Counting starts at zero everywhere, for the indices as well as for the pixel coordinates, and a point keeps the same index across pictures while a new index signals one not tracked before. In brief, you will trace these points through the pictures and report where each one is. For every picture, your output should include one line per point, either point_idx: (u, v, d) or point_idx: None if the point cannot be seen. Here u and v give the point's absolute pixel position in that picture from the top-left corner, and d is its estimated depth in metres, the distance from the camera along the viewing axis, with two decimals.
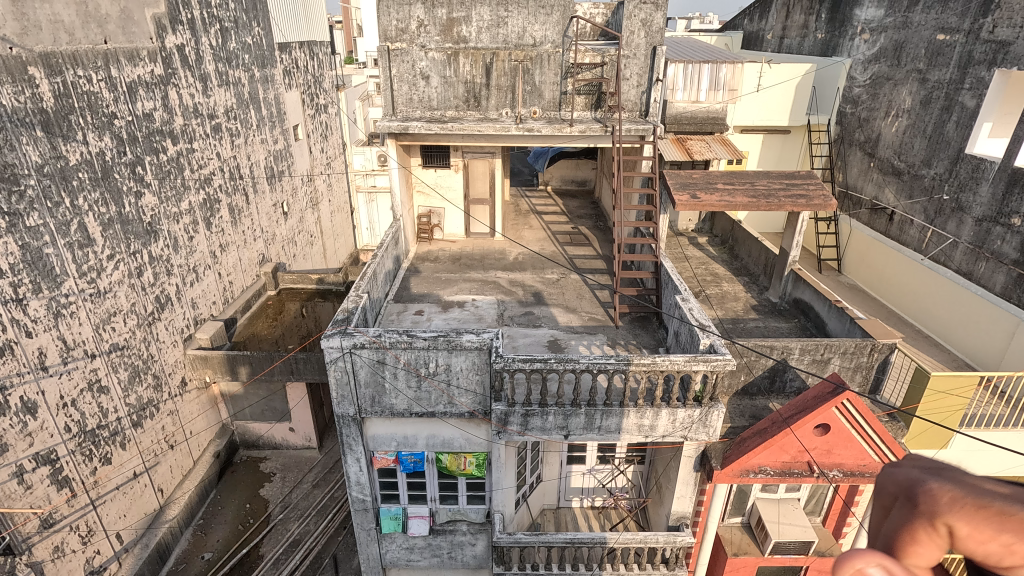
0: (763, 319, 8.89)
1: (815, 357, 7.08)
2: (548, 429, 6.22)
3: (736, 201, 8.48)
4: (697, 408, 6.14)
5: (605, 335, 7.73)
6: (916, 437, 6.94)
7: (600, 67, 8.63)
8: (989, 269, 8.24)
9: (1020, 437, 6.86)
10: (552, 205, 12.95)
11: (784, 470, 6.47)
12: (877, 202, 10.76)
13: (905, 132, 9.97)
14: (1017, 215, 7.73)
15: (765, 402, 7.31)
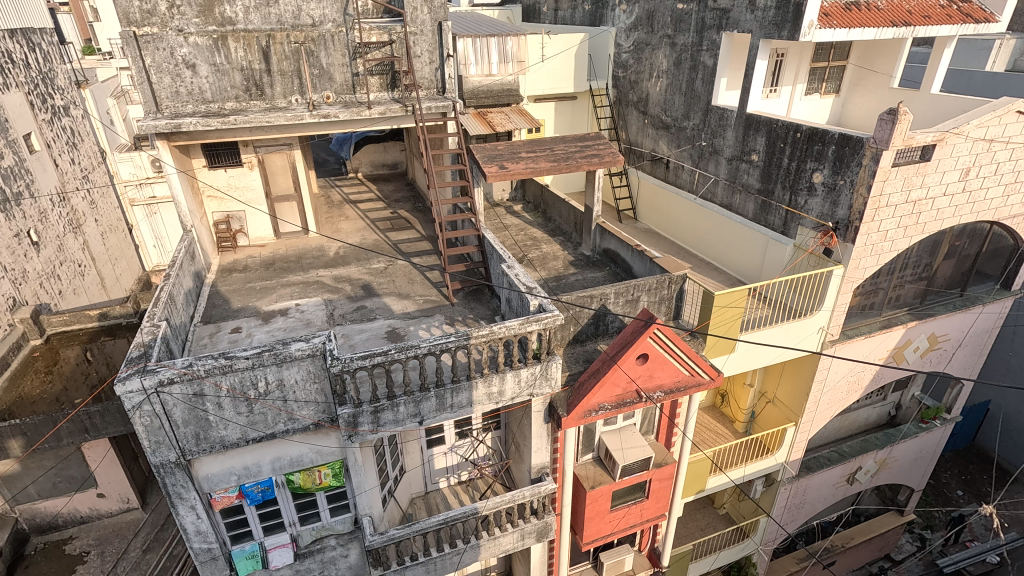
0: (581, 272, 9.69)
1: (627, 297, 7.92)
2: (401, 420, 6.09)
3: (540, 167, 9.03)
4: (538, 365, 6.53)
5: (442, 314, 7.76)
6: (712, 348, 8.26)
7: (388, 46, 8.38)
8: (742, 200, 9.95)
9: (780, 331, 8.52)
10: (366, 192, 12.42)
11: (619, 401, 7.24)
12: (657, 154, 12.03)
13: (666, 90, 11.37)
14: (755, 152, 9.39)
15: (594, 346, 8.06)
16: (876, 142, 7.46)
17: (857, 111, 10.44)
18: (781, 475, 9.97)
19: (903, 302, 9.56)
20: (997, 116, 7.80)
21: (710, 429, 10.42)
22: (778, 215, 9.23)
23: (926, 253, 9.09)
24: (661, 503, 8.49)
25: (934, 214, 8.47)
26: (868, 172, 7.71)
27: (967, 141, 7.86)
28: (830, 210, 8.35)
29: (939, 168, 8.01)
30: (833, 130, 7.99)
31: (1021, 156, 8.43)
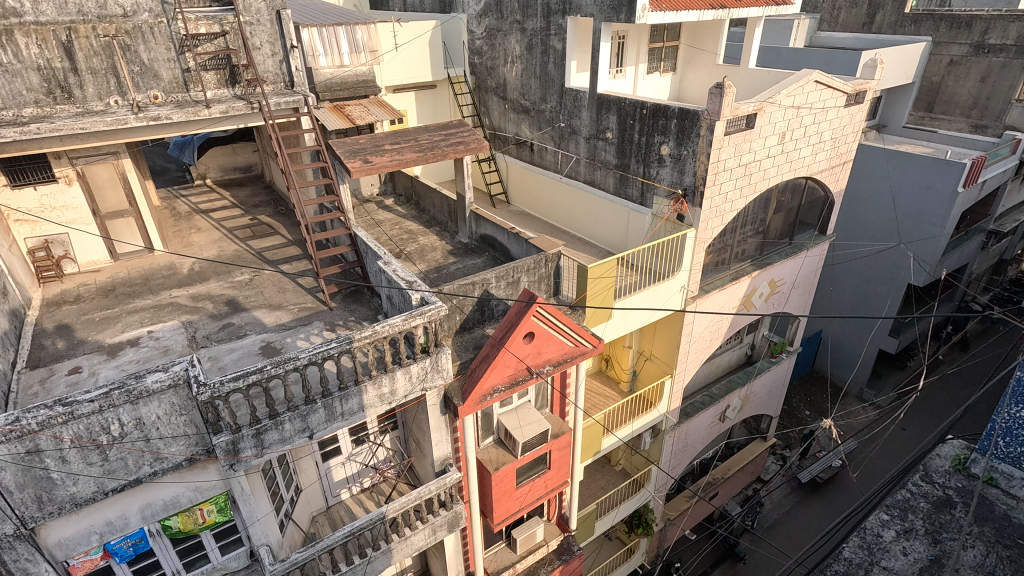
0: (460, 260, 9.69)
1: (508, 280, 8.06)
2: (288, 438, 5.71)
3: (406, 158, 8.83)
4: (427, 358, 6.44)
5: (321, 321, 7.36)
6: (592, 317, 8.72)
7: (221, 38, 7.65)
8: (603, 175, 10.50)
9: (649, 294, 9.17)
10: (218, 200, 11.32)
11: (512, 381, 7.43)
12: (520, 137, 12.33)
13: (522, 75, 11.60)
14: (610, 130, 9.96)
15: (481, 331, 8.13)
16: (709, 114, 8.26)
17: (692, 87, 11.47)
18: (665, 424, 10.86)
19: (746, 255, 10.77)
20: (801, 86, 9.00)
21: (599, 394, 11.00)
22: (636, 188, 9.90)
23: (760, 209, 10.30)
24: (563, 471, 8.88)
25: (762, 175, 9.60)
26: (705, 141, 8.53)
27: (780, 109, 8.98)
28: (679, 179, 9.13)
29: (762, 134, 9.07)
30: (673, 105, 8.73)
31: (822, 119, 9.82)
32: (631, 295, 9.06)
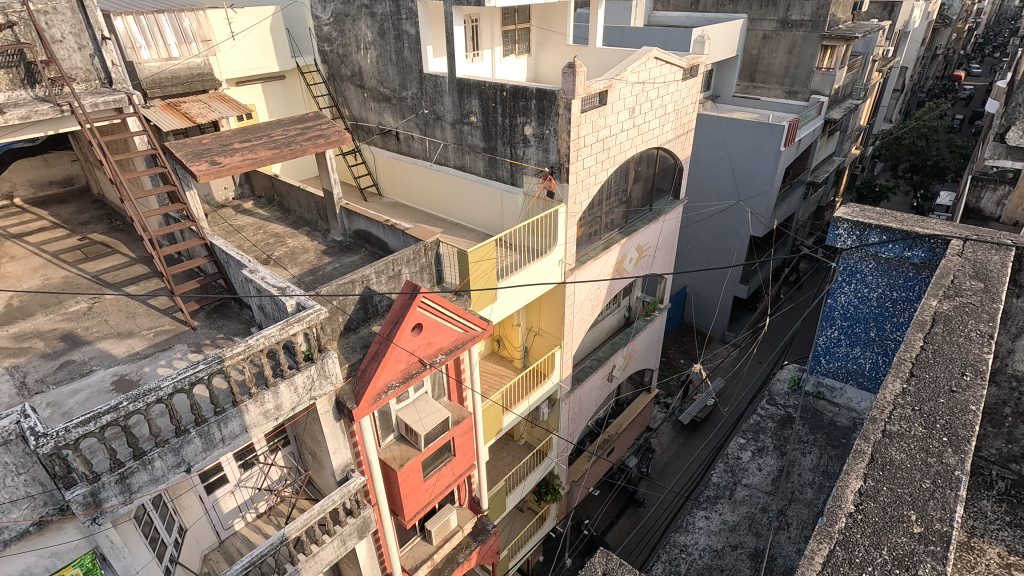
0: (336, 259, 9.24)
1: (388, 274, 7.82)
2: (161, 476, 5.15)
3: (260, 156, 8.15)
4: (312, 366, 6.05)
5: (184, 343, 6.67)
6: (477, 300, 8.66)
7: (8, 30, 6.48)
8: (472, 159, 10.47)
9: (531, 270, 9.36)
10: (32, 221, 9.66)
11: (406, 376, 7.25)
12: (384, 127, 11.62)
13: (378, 62, 10.93)
14: (474, 115, 9.97)
15: (367, 330, 7.82)
16: (565, 93, 8.59)
17: (548, 67, 11.78)
18: (559, 393, 11.35)
19: (615, 224, 11.42)
20: (643, 63, 9.66)
21: (495, 374, 11.13)
22: (506, 169, 10.04)
23: (621, 180, 10.95)
24: (468, 455, 8.98)
25: (619, 148, 10.21)
26: (564, 120, 8.89)
27: (628, 85, 9.58)
28: (544, 157, 9.46)
29: (614, 110, 9.62)
30: (531, 87, 8.95)
31: (664, 92, 10.62)
32: (515, 273, 9.17)
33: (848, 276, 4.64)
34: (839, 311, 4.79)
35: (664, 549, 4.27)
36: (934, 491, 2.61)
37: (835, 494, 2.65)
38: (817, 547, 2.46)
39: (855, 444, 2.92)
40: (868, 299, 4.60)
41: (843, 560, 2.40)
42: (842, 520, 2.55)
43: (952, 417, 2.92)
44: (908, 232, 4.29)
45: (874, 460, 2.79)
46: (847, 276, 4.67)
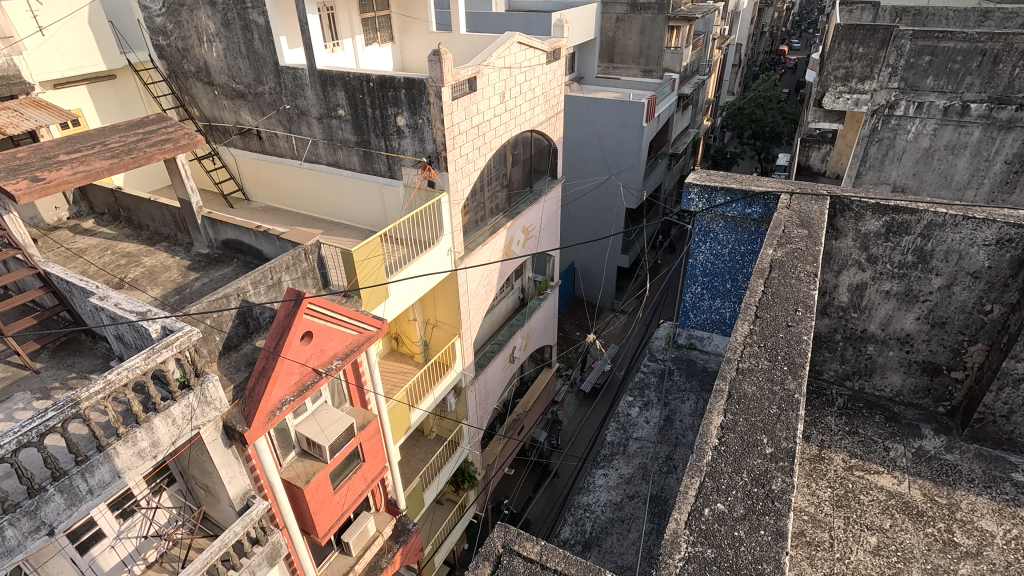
0: (204, 274, 8.46)
1: (268, 283, 7.12)
2: (16, 546, 4.42)
3: (95, 167, 7.13)
4: (191, 393, 5.46)
5: (27, 390, 5.78)
6: (369, 300, 8.12)
7: None
8: (345, 154, 9.86)
9: (423, 262, 9.03)
10: None
11: (299, 388, 6.81)
12: (242, 126, 10.63)
13: (226, 55, 9.90)
14: (342, 107, 9.35)
15: (251, 345, 7.06)
16: (434, 81, 8.32)
17: (413, 56, 11.55)
18: (464, 382, 11.28)
19: (499, 208, 11.39)
20: (507, 48, 9.67)
21: (398, 373, 10.71)
22: (382, 162, 9.58)
23: (500, 165, 10.89)
24: (378, 457, 8.75)
25: (494, 133, 10.18)
26: (436, 108, 8.62)
27: (495, 71, 9.56)
28: (421, 147, 9.13)
29: (484, 96, 9.55)
30: (398, 76, 8.57)
31: (531, 76, 10.78)
32: (406, 266, 8.81)
33: (702, 237, 5.09)
34: (699, 269, 5.27)
35: (570, 512, 4.40)
36: (780, 414, 2.85)
37: (701, 431, 2.82)
38: (689, 482, 2.57)
39: (715, 383, 3.11)
40: (721, 254, 5.09)
41: (711, 489, 2.54)
42: (709, 452, 2.71)
43: (789, 346, 3.21)
44: (748, 191, 4.72)
45: (732, 395, 2.99)
46: (702, 236, 5.11)
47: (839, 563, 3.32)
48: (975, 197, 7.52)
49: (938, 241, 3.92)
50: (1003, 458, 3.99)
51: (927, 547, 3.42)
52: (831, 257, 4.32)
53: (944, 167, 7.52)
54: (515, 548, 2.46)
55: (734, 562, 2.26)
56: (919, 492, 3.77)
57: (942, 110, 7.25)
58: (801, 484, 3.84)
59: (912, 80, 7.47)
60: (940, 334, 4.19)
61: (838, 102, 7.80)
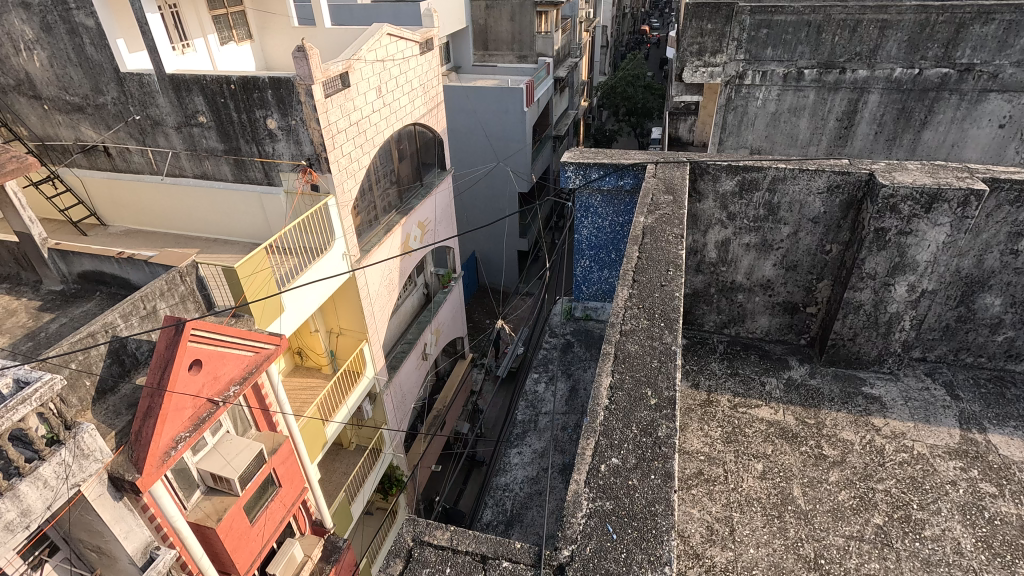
0: (61, 313, 7.48)
1: (141, 314, 6.28)
2: None
3: None
4: (63, 449, 4.82)
5: None
6: (261, 316, 7.60)
7: None
8: (214, 164, 9.02)
9: (318, 268, 8.56)
10: None
11: (194, 423, 6.24)
12: (84, 143, 9.35)
13: (52, 64, 8.59)
14: (202, 114, 8.54)
15: (130, 386, 6.20)
16: (302, 79, 7.69)
17: (277, 53, 10.82)
18: (378, 387, 10.92)
19: (391, 205, 11.01)
20: (377, 40, 9.17)
21: (306, 389, 10.15)
22: (257, 169, 8.86)
23: (387, 161, 10.48)
24: (295, 479, 8.30)
25: (375, 130, 9.71)
26: (310, 108, 7.98)
27: (368, 65, 8.99)
28: (298, 150, 8.45)
29: (360, 91, 8.94)
30: (262, 75, 7.93)
31: (406, 68, 10.43)
32: (301, 274, 8.31)
33: (584, 212, 5.31)
34: (585, 243, 5.52)
35: (489, 495, 4.47)
36: (660, 366, 3.09)
37: (593, 394, 2.97)
38: (585, 443, 2.72)
39: (603, 347, 3.31)
40: (603, 227, 5.35)
41: (605, 446, 2.71)
42: (601, 412, 2.87)
43: (664, 304, 3.48)
44: (618, 164, 4.99)
45: (618, 356, 3.18)
46: (583, 212, 5.33)
47: (734, 494, 3.68)
48: (818, 153, 8.41)
49: (782, 194, 4.41)
50: (854, 374, 4.60)
51: (802, 463, 3.88)
52: (697, 218, 4.71)
53: (790, 128, 8.35)
54: (424, 539, 2.45)
55: (629, 509, 2.43)
56: (792, 416, 4.26)
57: (782, 78, 8.07)
58: (693, 427, 4.20)
59: (756, 51, 8.05)
60: (794, 276, 4.71)
61: (697, 75, 8.35)
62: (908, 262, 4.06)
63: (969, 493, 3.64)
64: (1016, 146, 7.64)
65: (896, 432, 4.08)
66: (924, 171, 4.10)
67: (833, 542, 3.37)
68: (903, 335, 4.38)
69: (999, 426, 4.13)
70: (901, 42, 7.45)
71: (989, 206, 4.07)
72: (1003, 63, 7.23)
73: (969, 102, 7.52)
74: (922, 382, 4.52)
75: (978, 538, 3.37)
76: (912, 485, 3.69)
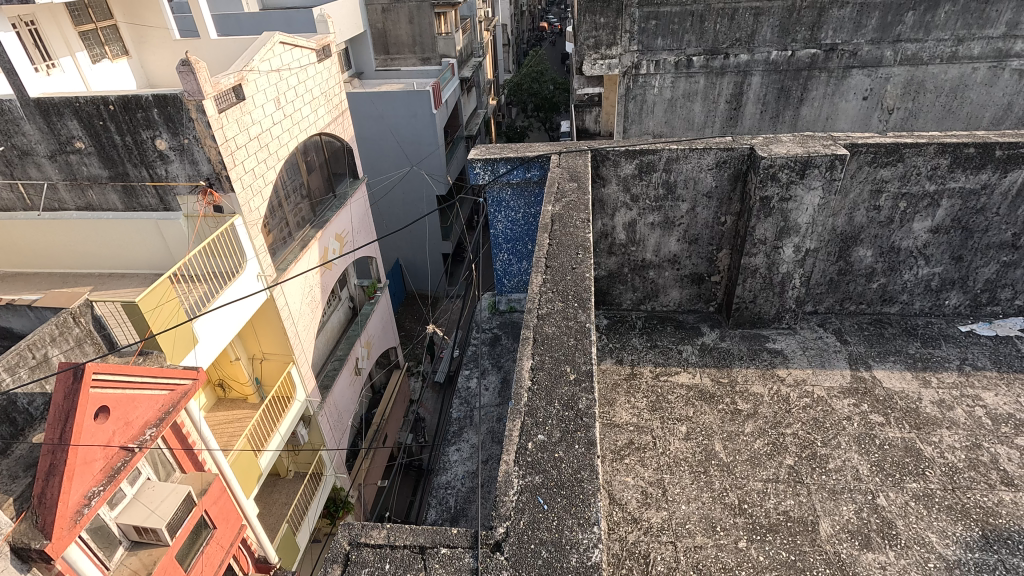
0: None
1: (30, 364, 5.64)
2: None
3: None
4: None
5: None
6: (172, 350, 7.08)
7: None
8: (99, 193, 8.29)
9: (231, 293, 8.07)
10: None
11: (107, 475, 5.75)
12: None
13: None
14: (78, 139, 7.83)
15: (25, 446, 5.57)
16: (190, 95, 7.17)
17: (159, 69, 10.08)
18: (312, 409, 10.44)
19: (304, 219, 10.59)
20: (269, 49, 8.77)
21: (233, 421, 9.58)
22: (149, 194, 8.24)
23: (295, 173, 10.05)
24: (229, 518, 7.81)
25: (278, 143, 9.27)
26: (202, 124, 7.47)
27: (262, 75, 8.56)
28: (194, 170, 7.91)
29: (256, 104, 8.50)
30: (145, 94, 7.38)
31: (305, 77, 10.03)
32: (213, 302, 7.81)
33: (496, 207, 5.41)
34: (502, 236, 5.60)
35: (432, 495, 4.47)
36: (576, 343, 3.23)
37: (515, 377, 3.05)
38: (512, 425, 2.79)
39: (522, 333, 3.39)
40: (517, 220, 5.46)
41: (531, 424, 2.80)
42: (524, 394, 2.96)
43: (576, 286, 3.63)
44: (523, 158, 5.11)
45: (537, 339, 3.28)
46: (496, 207, 5.43)
47: (663, 457, 3.91)
48: (713, 134, 8.99)
49: (678, 172, 4.70)
50: (758, 332, 5.00)
51: (721, 419, 4.17)
52: (604, 203, 4.92)
53: (686, 112, 8.86)
54: (361, 541, 2.40)
55: (557, 479, 2.53)
56: (707, 377, 4.57)
57: (674, 66, 8.54)
58: (621, 400, 4.40)
59: (647, 42, 8.47)
60: (696, 248, 5.04)
61: (596, 68, 8.46)
62: (792, 225, 4.46)
63: (862, 425, 4.08)
64: (878, 116, 8.55)
65: (798, 379, 4.49)
66: (796, 142, 4.52)
67: (753, 487, 3.67)
68: (795, 292, 4.80)
69: (881, 362, 4.66)
70: (774, 27, 8.09)
71: (853, 168, 4.55)
72: (860, 42, 8.04)
73: (836, 78, 8.31)
74: (816, 331, 5.01)
75: (872, 464, 3.79)
76: (815, 425, 4.08)
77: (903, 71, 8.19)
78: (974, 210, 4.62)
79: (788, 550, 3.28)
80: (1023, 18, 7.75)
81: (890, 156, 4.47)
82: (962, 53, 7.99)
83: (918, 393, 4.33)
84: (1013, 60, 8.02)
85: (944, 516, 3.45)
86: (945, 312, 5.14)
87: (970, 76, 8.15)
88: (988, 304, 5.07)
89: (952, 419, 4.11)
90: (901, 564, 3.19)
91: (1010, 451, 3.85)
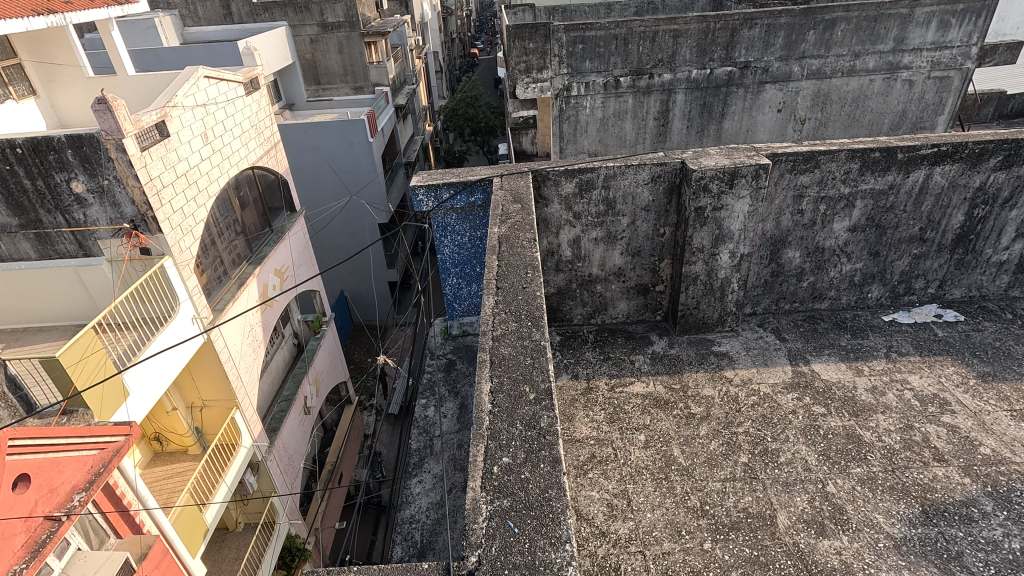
0: None
1: None
2: None
3: None
4: None
5: None
6: (101, 407, 6.54)
7: None
8: (8, 242, 7.68)
9: (162, 339, 7.58)
10: None
11: (30, 550, 5.18)
12: None
13: None
14: None
15: None
16: (108, 134, 6.76)
17: (72, 108, 9.53)
18: (259, 454, 9.89)
19: (240, 257, 10.16)
20: (193, 84, 8.47)
21: (172, 476, 8.93)
22: (67, 240, 7.68)
23: (227, 211, 9.68)
24: None
25: (207, 179, 8.90)
26: (123, 164, 7.08)
27: (187, 110, 8.24)
28: (116, 212, 7.45)
29: (182, 140, 8.15)
30: (57, 135, 6.96)
31: (233, 111, 9.72)
32: (144, 351, 7.31)
33: (442, 232, 5.40)
34: (450, 261, 5.59)
35: (395, 532, 4.34)
36: (533, 362, 3.25)
37: (475, 403, 3.02)
38: (476, 450, 2.76)
39: (479, 355, 3.37)
40: (464, 243, 5.47)
41: (495, 448, 2.77)
42: (486, 418, 2.93)
43: (528, 305, 3.66)
44: (466, 181, 5.14)
45: (494, 360, 3.28)
46: (442, 232, 5.42)
47: (625, 468, 3.96)
48: (644, 149, 9.38)
49: (616, 189, 4.86)
50: (704, 337, 5.19)
51: (677, 425, 4.28)
52: (548, 221, 5.01)
53: (618, 130, 9.24)
54: None
55: (526, 501, 2.52)
56: (661, 385, 4.68)
57: (603, 87, 8.87)
58: (578, 416, 4.44)
59: (576, 65, 8.75)
60: (640, 260, 5.21)
61: (529, 91, 8.94)
62: (726, 233, 4.70)
63: (806, 417, 4.29)
64: (793, 126, 9.26)
65: (744, 379, 4.68)
66: (722, 154, 4.77)
67: (713, 487, 3.76)
68: (734, 295, 5.03)
69: (818, 356, 4.93)
70: (692, 47, 8.54)
71: (776, 175, 4.86)
72: (770, 59, 8.62)
73: (752, 93, 8.90)
74: (756, 332, 5.24)
75: (819, 454, 3.98)
76: (764, 421, 4.26)
77: (810, 85, 8.86)
78: (885, 208, 5.02)
79: (751, 546, 3.38)
80: (908, 34, 8.52)
81: (808, 163, 4.81)
82: (859, 67, 8.73)
83: (853, 382, 4.61)
84: (903, 71, 8.84)
85: (888, 496, 3.65)
86: (870, 304, 5.53)
87: (869, 87, 8.93)
88: (906, 294, 5.49)
89: (885, 404, 4.39)
90: (855, 547, 3.34)
91: (938, 429, 4.14)
